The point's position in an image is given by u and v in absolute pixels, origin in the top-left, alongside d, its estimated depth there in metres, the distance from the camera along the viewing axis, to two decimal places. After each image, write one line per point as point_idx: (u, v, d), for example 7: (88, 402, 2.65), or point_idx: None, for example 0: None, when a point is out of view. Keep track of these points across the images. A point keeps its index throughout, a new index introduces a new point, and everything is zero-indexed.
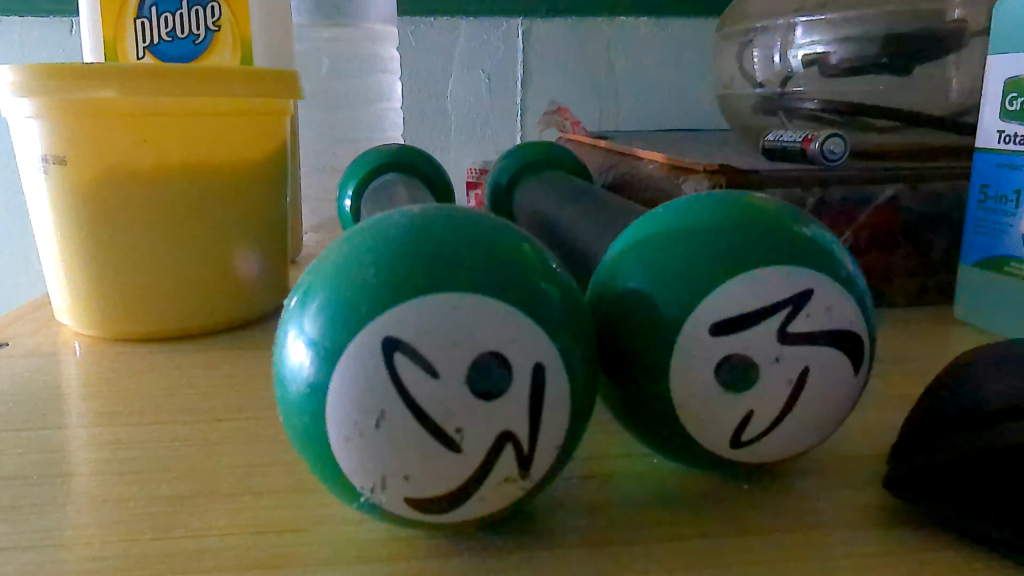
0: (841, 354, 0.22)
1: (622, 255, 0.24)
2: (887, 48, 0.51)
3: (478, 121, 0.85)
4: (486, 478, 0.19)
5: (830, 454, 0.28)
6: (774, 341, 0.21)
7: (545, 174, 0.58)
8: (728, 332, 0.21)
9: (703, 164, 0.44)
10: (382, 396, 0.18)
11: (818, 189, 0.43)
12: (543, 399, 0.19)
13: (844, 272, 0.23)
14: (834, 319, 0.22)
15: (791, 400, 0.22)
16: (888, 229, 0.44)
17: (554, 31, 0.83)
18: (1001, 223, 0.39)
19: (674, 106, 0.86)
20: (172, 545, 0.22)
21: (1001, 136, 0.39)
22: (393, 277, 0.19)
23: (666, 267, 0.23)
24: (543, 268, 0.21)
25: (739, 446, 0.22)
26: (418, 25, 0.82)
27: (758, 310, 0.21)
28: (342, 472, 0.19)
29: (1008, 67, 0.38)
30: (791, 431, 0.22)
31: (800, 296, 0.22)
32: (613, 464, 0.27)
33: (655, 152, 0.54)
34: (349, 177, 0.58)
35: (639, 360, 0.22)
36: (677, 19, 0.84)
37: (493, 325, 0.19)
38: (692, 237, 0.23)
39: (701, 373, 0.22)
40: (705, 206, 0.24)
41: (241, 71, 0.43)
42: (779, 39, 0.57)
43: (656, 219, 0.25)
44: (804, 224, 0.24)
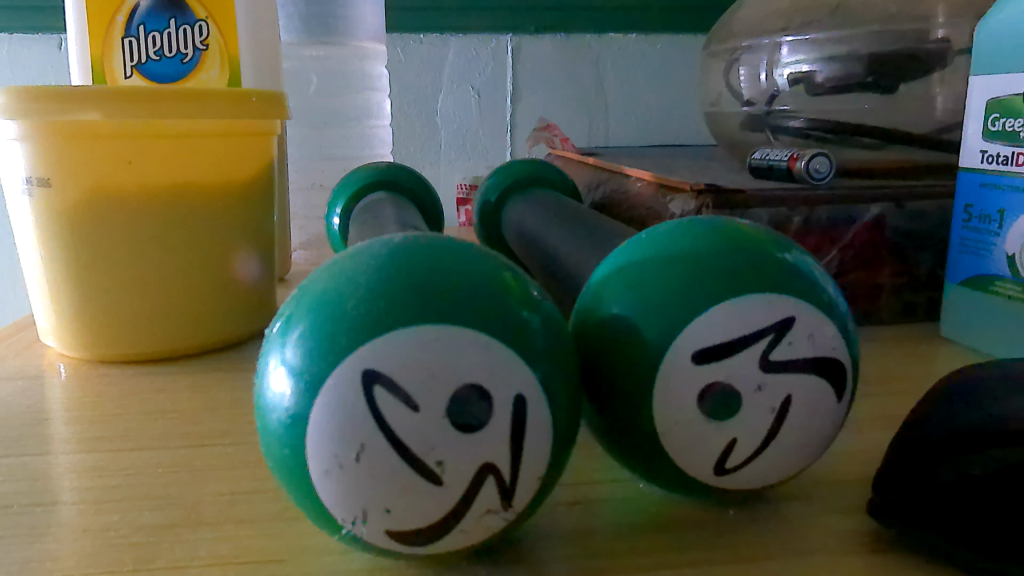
0: (823, 381, 0.22)
1: (605, 280, 0.24)
2: (872, 67, 0.51)
3: (468, 137, 0.86)
4: (467, 511, 0.19)
5: (815, 478, 0.28)
6: (756, 369, 0.21)
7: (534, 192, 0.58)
8: (712, 359, 0.21)
9: (691, 184, 0.45)
10: (362, 429, 0.18)
11: (805, 208, 0.43)
12: (523, 430, 0.19)
13: (826, 298, 0.23)
14: (816, 346, 0.22)
15: (774, 428, 0.22)
16: (875, 247, 0.44)
17: (543, 48, 0.84)
18: (986, 242, 0.39)
19: (663, 121, 0.87)
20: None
21: (984, 156, 0.39)
22: (376, 306, 0.19)
23: (650, 293, 0.23)
24: (526, 296, 0.21)
25: (723, 473, 0.22)
26: (407, 42, 0.83)
27: (740, 338, 0.21)
28: (322, 504, 0.19)
29: (990, 88, 0.38)
30: (774, 458, 0.22)
31: (782, 324, 0.22)
32: (598, 489, 0.27)
33: (643, 170, 0.54)
34: (337, 195, 0.57)
35: (622, 387, 0.22)
36: (665, 35, 0.85)
37: (473, 357, 0.19)
38: (675, 264, 0.23)
39: (684, 401, 0.21)
40: (688, 231, 0.24)
41: (229, 92, 0.43)
42: (766, 57, 0.57)
43: (639, 244, 0.25)
44: (786, 249, 0.24)
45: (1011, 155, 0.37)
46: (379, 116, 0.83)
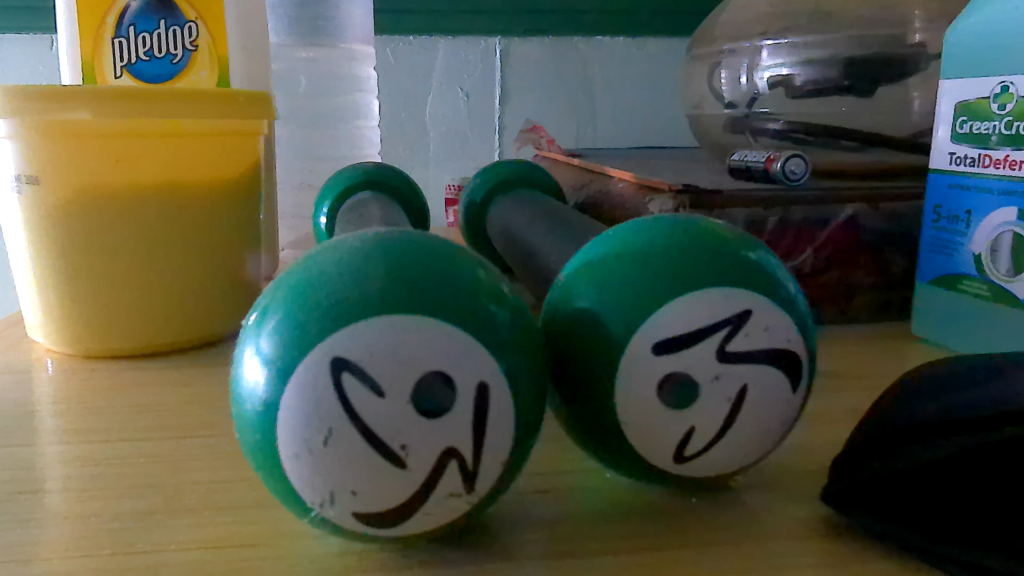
0: (780, 373, 0.23)
1: (574, 276, 0.25)
2: (849, 71, 0.53)
3: (457, 139, 0.87)
4: (431, 493, 0.20)
5: (780, 469, 0.28)
6: (713, 360, 0.22)
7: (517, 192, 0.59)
8: (671, 350, 0.22)
9: (669, 185, 0.45)
10: (329, 414, 0.19)
11: (780, 208, 0.44)
12: (485, 417, 0.20)
13: (785, 294, 0.24)
14: (773, 338, 0.22)
15: (731, 417, 0.22)
16: (849, 247, 0.45)
17: (532, 50, 0.85)
18: (954, 242, 0.40)
19: (651, 124, 0.88)
20: (131, 561, 0.23)
21: (952, 157, 0.40)
22: (346, 298, 0.20)
23: (615, 287, 0.24)
24: (492, 288, 0.21)
25: (683, 461, 0.23)
26: (397, 43, 0.83)
27: (698, 329, 0.22)
28: (293, 487, 0.20)
29: (957, 92, 0.39)
30: (732, 447, 0.23)
31: (739, 317, 0.22)
32: (568, 478, 0.27)
33: (625, 171, 0.55)
34: (325, 194, 0.58)
35: (588, 378, 0.23)
36: (653, 38, 0.85)
37: (438, 345, 0.19)
38: (639, 260, 0.24)
39: (644, 391, 0.22)
40: (654, 229, 0.25)
41: (219, 93, 0.44)
42: (746, 61, 0.58)
43: (607, 242, 0.26)
44: (749, 248, 0.25)
45: (977, 157, 0.38)
46: (370, 119, 0.83)
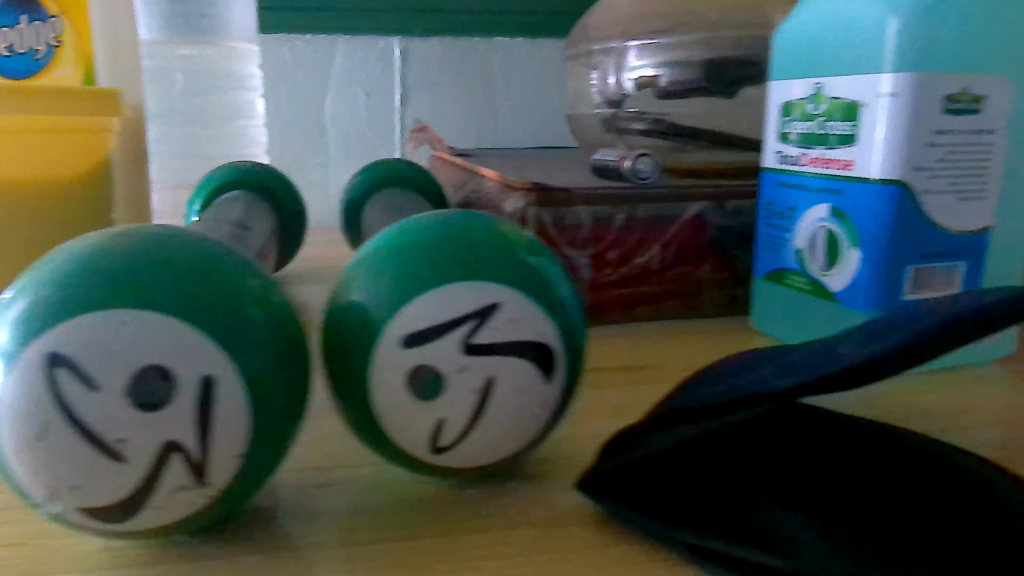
0: (530, 364, 0.24)
1: (348, 270, 0.26)
2: (711, 73, 0.53)
3: (357, 139, 0.86)
4: (155, 488, 0.20)
5: (574, 458, 0.29)
6: (457, 352, 0.23)
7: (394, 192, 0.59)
8: (418, 344, 0.23)
9: (522, 183, 0.46)
10: (43, 410, 0.19)
11: (627, 207, 0.46)
12: (211, 410, 0.20)
13: (543, 288, 0.25)
14: (520, 331, 0.23)
15: (480, 408, 0.23)
16: (694, 244, 0.47)
17: (431, 49, 0.85)
18: (782, 238, 0.41)
19: (551, 124, 0.89)
20: None
21: (779, 156, 0.41)
22: (69, 293, 0.20)
23: (381, 281, 0.24)
24: (249, 289, 0.22)
25: (437, 451, 0.23)
26: (293, 42, 0.83)
27: (445, 323, 0.23)
28: (18, 483, 0.20)
29: (783, 93, 0.40)
30: (486, 438, 0.24)
31: (485, 310, 0.23)
32: (359, 471, 0.28)
33: (493, 170, 0.56)
34: (198, 191, 0.58)
35: (348, 372, 0.24)
36: (551, 39, 0.87)
37: (160, 340, 0.20)
38: (403, 254, 0.24)
39: (393, 383, 0.23)
40: (427, 224, 0.26)
41: (54, 90, 0.43)
42: (614, 62, 0.57)
43: (383, 236, 0.26)
44: (531, 253, 0.25)
45: (797, 156, 0.40)
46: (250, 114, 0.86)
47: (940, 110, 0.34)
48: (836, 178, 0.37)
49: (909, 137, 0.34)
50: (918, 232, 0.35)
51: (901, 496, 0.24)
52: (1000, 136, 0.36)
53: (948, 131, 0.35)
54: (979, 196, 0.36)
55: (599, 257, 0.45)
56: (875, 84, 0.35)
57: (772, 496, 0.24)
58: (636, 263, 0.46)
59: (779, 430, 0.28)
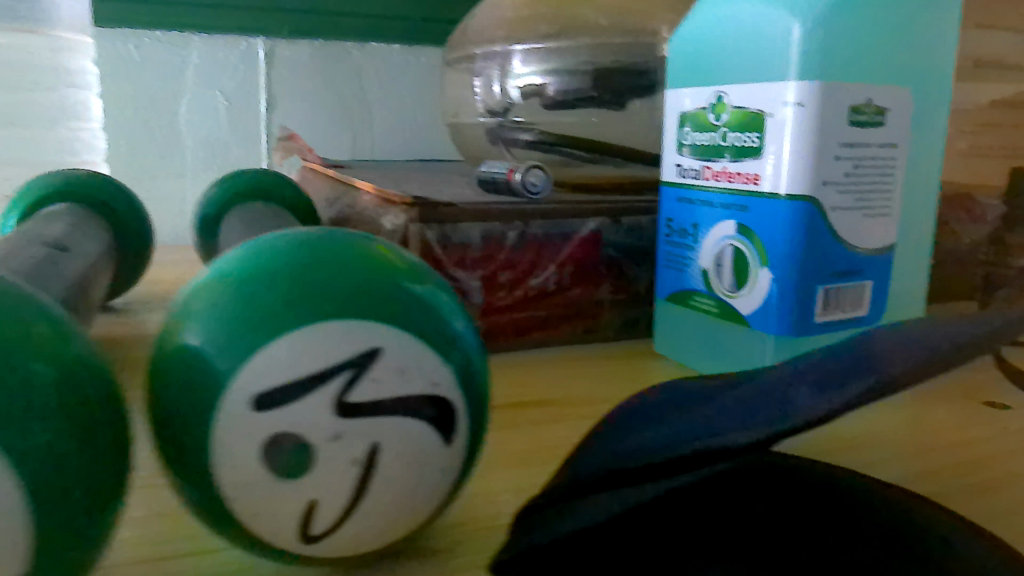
0: (426, 426, 0.18)
1: (204, 289, 0.19)
2: (598, 82, 0.51)
3: (218, 145, 0.79)
4: None
5: (484, 525, 0.24)
6: (329, 414, 0.17)
7: (310, 233, 0.21)
8: (281, 404, 0.17)
9: (402, 197, 0.41)
10: None
11: (520, 223, 0.42)
12: None
13: (448, 331, 0.20)
14: (414, 384, 0.18)
15: (361, 484, 0.18)
16: (591, 262, 0.44)
17: (298, 52, 0.79)
18: (686, 256, 0.39)
19: (418, 142, 0.85)
20: None
21: (679, 170, 0.38)
22: None
23: (235, 326, 0.18)
24: (36, 337, 0.17)
25: (312, 541, 0.18)
26: (142, 39, 0.74)
27: (312, 374, 0.17)
28: None
29: (681, 101, 0.37)
30: (370, 513, 0.18)
31: (364, 358, 0.17)
32: (201, 546, 0.21)
33: (371, 183, 0.51)
34: (12, 207, 0.49)
35: (182, 422, 0.18)
36: (424, 48, 0.83)
37: None
38: (265, 285, 0.18)
39: (259, 428, 0.17)
40: (304, 245, 0.20)
41: None
42: (498, 66, 0.54)
43: (268, 259, 0.19)
44: (414, 280, 0.20)
45: (698, 169, 0.37)
46: (83, 116, 0.76)
47: (842, 123, 0.32)
48: (741, 194, 0.35)
49: (813, 153, 0.32)
50: (824, 248, 0.34)
51: (870, 560, 0.20)
52: (900, 152, 0.35)
53: (857, 146, 0.33)
54: (885, 213, 0.35)
55: (491, 279, 0.41)
56: (778, 93, 0.32)
57: (724, 553, 0.20)
58: (530, 285, 0.42)
59: (749, 486, 0.24)
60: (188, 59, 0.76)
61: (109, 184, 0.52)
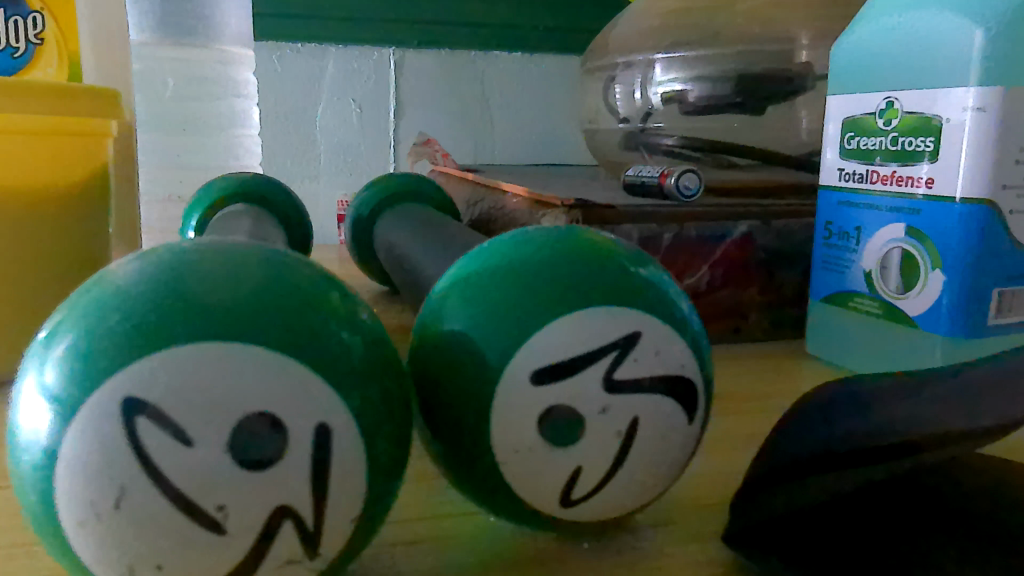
0: (675, 402, 0.20)
1: (456, 288, 0.22)
2: (743, 87, 0.52)
3: (348, 152, 0.82)
4: (260, 563, 0.16)
5: (687, 507, 0.26)
6: (600, 389, 0.19)
7: (536, 231, 0.23)
8: (555, 378, 0.19)
9: (561, 199, 0.43)
10: (122, 471, 0.15)
11: (675, 224, 0.43)
12: (328, 466, 0.16)
13: (680, 314, 0.21)
14: (665, 363, 0.20)
15: (622, 454, 0.20)
16: (742, 265, 0.45)
17: (425, 62, 0.83)
18: (845, 258, 0.40)
19: (539, 146, 0.87)
20: None
21: (842, 174, 0.40)
22: (170, 314, 0.16)
23: (496, 316, 0.20)
24: (336, 303, 0.18)
25: (570, 504, 0.20)
26: (283, 51, 0.79)
27: (583, 354, 0.19)
28: (81, 561, 0.16)
29: (847, 107, 0.39)
30: (623, 483, 0.20)
31: (627, 340, 0.20)
32: (443, 523, 0.24)
33: (519, 186, 0.53)
34: (194, 206, 0.53)
35: (456, 399, 0.20)
36: (548, 56, 0.85)
37: (266, 381, 0.16)
38: (517, 281, 0.21)
39: (537, 401, 0.19)
40: (538, 243, 0.22)
41: (48, 85, 0.37)
42: (640, 75, 0.57)
43: (509, 258, 0.22)
44: (637, 264, 0.22)
45: (865, 173, 0.38)
46: (244, 124, 0.82)
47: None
48: (911, 198, 0.36)
49: (994, 157, 0.33)
50: (1000, 251, 0.34)
51: None
52: None
53: None
54: None
55: None
56: (958, 98, 0.33)
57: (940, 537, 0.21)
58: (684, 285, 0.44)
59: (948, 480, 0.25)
60: (326, 72, 0.80)
61: (276, 187, 0.56)
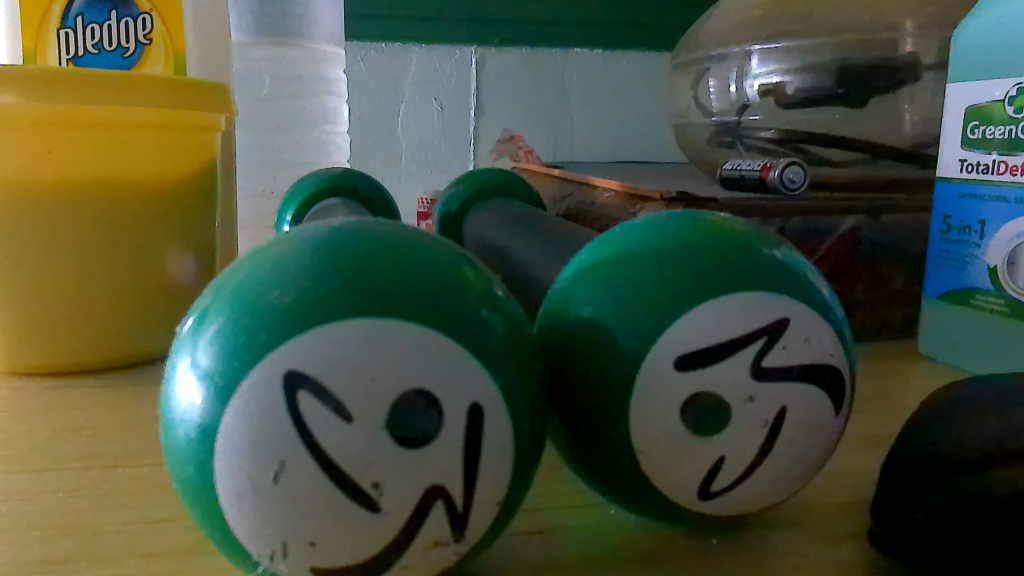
0: (821, 391, 0.19)
1: (581, 273, 0.21)
2: (845, 78, 0.50)
3: (430, 148, 0.83)
4: (409, 544, 0.16)
5: (816, 505, 0.24)
6: (748, 378, 0.19)
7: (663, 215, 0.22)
8: (700, 365, 0.19)
9: (660, 192, 0.43)
10: (282, 444, 0.15)
11: (778, 219, 0.42)
12: (479, 446, 0.16)
13: (819, 297, 0.20)
14: (812, 351, 0.19)
15: (767, 445, 0.19)
16: (849, 260, 0.43)
17: (507, 60, 0.82)
18: (966, 254, 0.38)
19: (620, 142, 0.86)
20: (141, 567, 0.21)
21: (962, 165, 0.38)
22: (319, 294, 0.16)
23: (627, 300, 0.20)
24: (471, 282, 0.18)
25: (708, 497, 0.19)
26: (368, 51, 0.79)
27: (729, 341, 0.19)
28: (235, 537, 0.16)
29: (969, 95, 0.37)
30: (764, 476, 0.19)
31: (774, 327, 0.19)
32: (563, 516, 0.23)
33: (610, 181, 0.52)
34: (287, 202, 0.55)
35: (593, 387, 0.20)
36: (630, 53, 0.84)
37: (420, 358, 0.16)
38: (648, 262, 0.20)
39: (679, 388, 0.19)
40: (666, 225, 0.21)
41: (167, 81, 0.38)
42: (735, 68, 0.55)
43: (637, 239, 0.21)
44: (771, 246, 0.21)
45: (990, 164, 0.36)
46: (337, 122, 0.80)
47: None
48: None
49: None
50: None
51: None
52: None
53: None
54: None
55: None
56: None
57: None
58: None
59: None
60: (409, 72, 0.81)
61: (368, 182, 0.57)
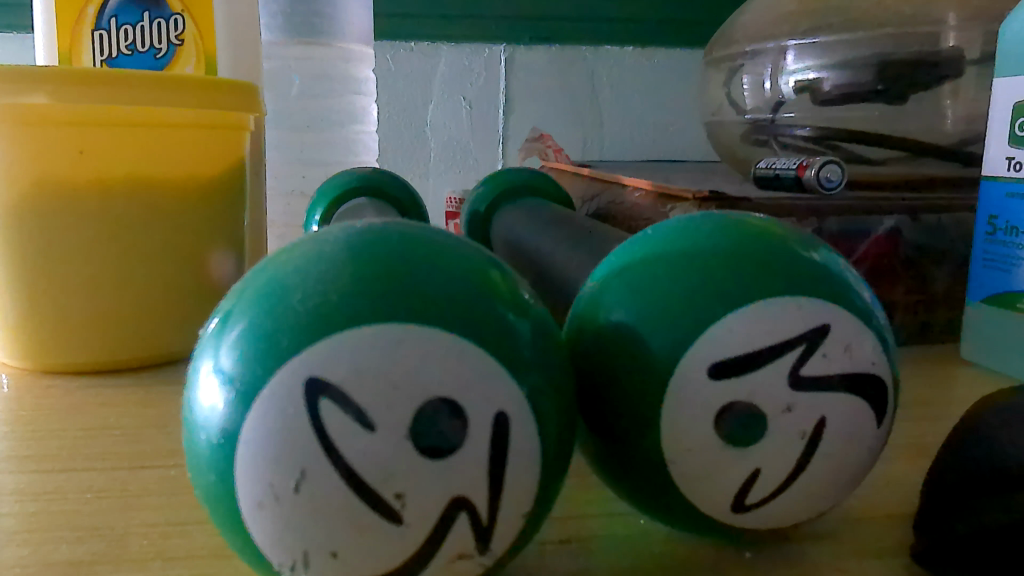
0: (863, 401, 0.19)
1: (612, 275, 0.21)
2: (881, 74, 0.48)
3: (459, 148, 0.83)
4: (432, 556, 0.15)
5: (854, 518, 0.23)
6: (785, 387, 0.18)
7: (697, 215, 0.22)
8: (734, 373, 0.18)
9: (692, 192, 0.42)
10: (303, 452, 0.15)
11: (814, 220, 0.41)
12: (504, 456, 0.16)
13: (861, 302, 0.19)
14: (853, 359, 0.18)
15: (806, 457, 0.18)
16: (889, 262, 0.41)
17: (536, 59, 0.82)
18: (1012, 255, 0.36)
19: (650, 142, 0.85)
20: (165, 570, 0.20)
21: (1009, 163, 0.36)
22: (342, 297, 0.16)
23: (660, 303, 0.19)
24: (499, 285, 0.17)
25: (742, 510, 0.18)
26: (397, 50, 0.80)
27: (766, 348, 0.18)
28: (257, 546, 0.16)
29: (1017, 91, 0.35)
30: (800, 488, 0.18)
31: (813, 333, 0.18)
32: (591, 524, 0.23)
33: (640, 180, 0.52)
34: (317, 201, 0.54)
35: (624, 395, 0.19)
36: (661, 50, 0.83)
37: (445, 365, 0.15)
38: (682, 264, 0.20)
39: (713, 396, 0.18)
40: (700, 227, 0.21)
41: (198, 80, 0.38)
42: (769, 64, 0.54)
43: (670, 241, 0.20)
44: (810, 249, 0.20)
45: None
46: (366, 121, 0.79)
47: None
48: None
49: None
50: None
51: None
52: None
53: None
54: None
55: None
56: None
57: None
58: None
59: None
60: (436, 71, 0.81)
61: (396, 180, 0.57)
